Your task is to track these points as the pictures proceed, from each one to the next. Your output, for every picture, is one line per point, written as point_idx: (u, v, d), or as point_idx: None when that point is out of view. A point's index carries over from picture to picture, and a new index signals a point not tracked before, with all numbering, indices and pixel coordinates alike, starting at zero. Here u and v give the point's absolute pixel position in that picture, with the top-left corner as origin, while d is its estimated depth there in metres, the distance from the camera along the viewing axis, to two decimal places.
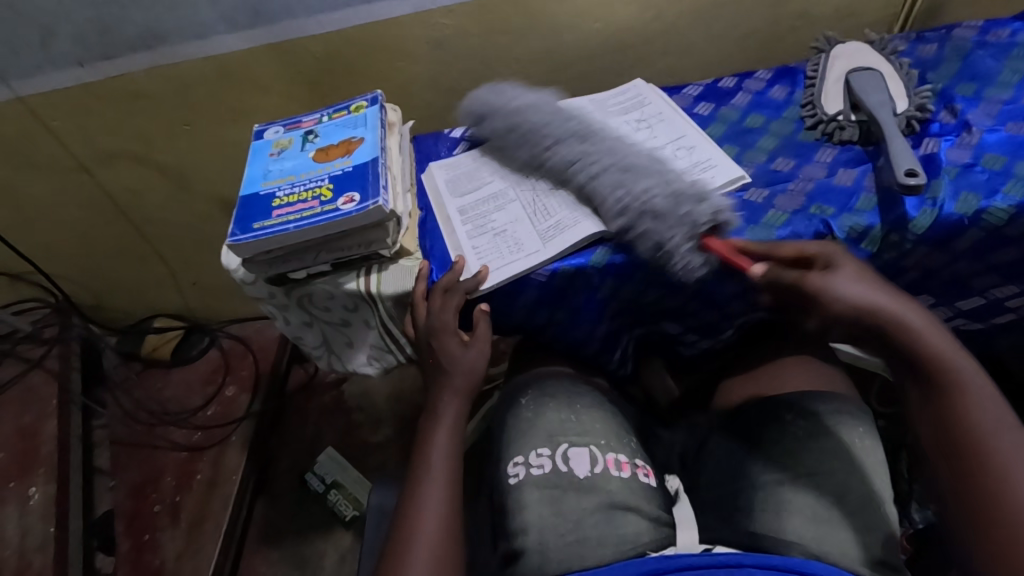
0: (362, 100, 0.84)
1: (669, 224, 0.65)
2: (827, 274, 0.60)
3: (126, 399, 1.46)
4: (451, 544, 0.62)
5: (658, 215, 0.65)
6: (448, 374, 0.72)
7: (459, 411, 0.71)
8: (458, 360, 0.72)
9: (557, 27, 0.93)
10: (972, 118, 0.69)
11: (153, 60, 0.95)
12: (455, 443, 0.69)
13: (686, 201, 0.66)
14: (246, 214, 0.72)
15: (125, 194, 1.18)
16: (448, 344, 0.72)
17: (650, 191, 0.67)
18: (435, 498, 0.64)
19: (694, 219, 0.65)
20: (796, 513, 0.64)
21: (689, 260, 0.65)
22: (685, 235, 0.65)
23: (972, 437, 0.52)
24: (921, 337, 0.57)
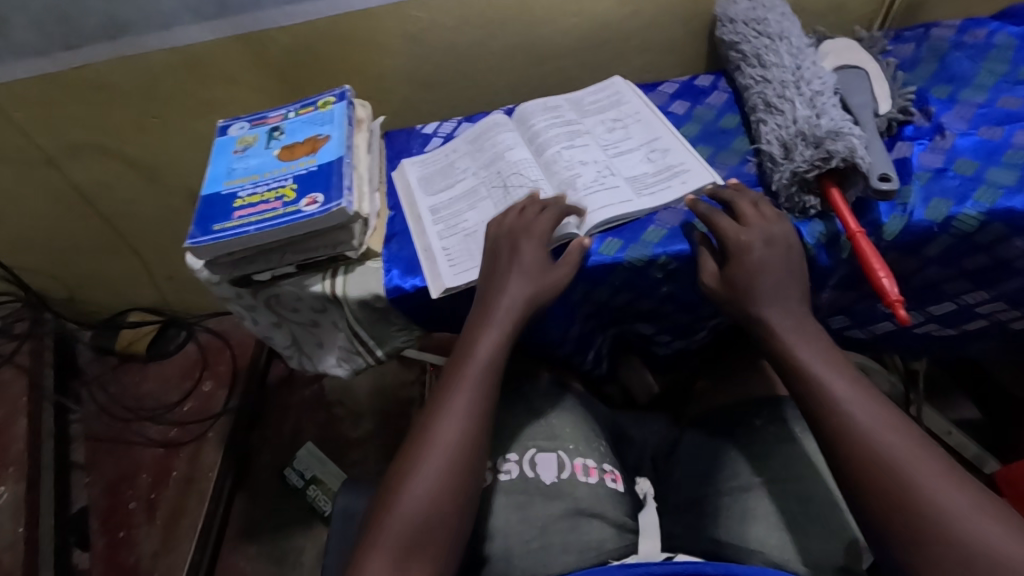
0: (330, 96, 0.82)
1: (799, 154, 0.63)
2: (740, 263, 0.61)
3: (102, 395, 1.44)
4: (454, 489, 0.57)
5: (775, 158, 0.66)
6: (500, 302, 0.64)
7: (497, 346, 0.63)
8: (511, 286, 0.64)
9: (534, 21, 0.90)
10: (946, 121, 0.68)
11: (114, 51, 0.92)
12: (488, 380, 0.62)
13: (801, 144, 0.63)
14: (207, 215, 0.71)
15: (94, 188, 1.15)
16: (521, 263, 0.65)
17: (778, 136, 0.66)
18: (448, 437, 0.59)
19: (829, 149, 0.61)
20: (761, 520, 0.64)
21: (801, 201, 0.64)
22: (808, 162, 0.62)
23: (877, 456, 0.49)
24: (806, 350, 0.56)
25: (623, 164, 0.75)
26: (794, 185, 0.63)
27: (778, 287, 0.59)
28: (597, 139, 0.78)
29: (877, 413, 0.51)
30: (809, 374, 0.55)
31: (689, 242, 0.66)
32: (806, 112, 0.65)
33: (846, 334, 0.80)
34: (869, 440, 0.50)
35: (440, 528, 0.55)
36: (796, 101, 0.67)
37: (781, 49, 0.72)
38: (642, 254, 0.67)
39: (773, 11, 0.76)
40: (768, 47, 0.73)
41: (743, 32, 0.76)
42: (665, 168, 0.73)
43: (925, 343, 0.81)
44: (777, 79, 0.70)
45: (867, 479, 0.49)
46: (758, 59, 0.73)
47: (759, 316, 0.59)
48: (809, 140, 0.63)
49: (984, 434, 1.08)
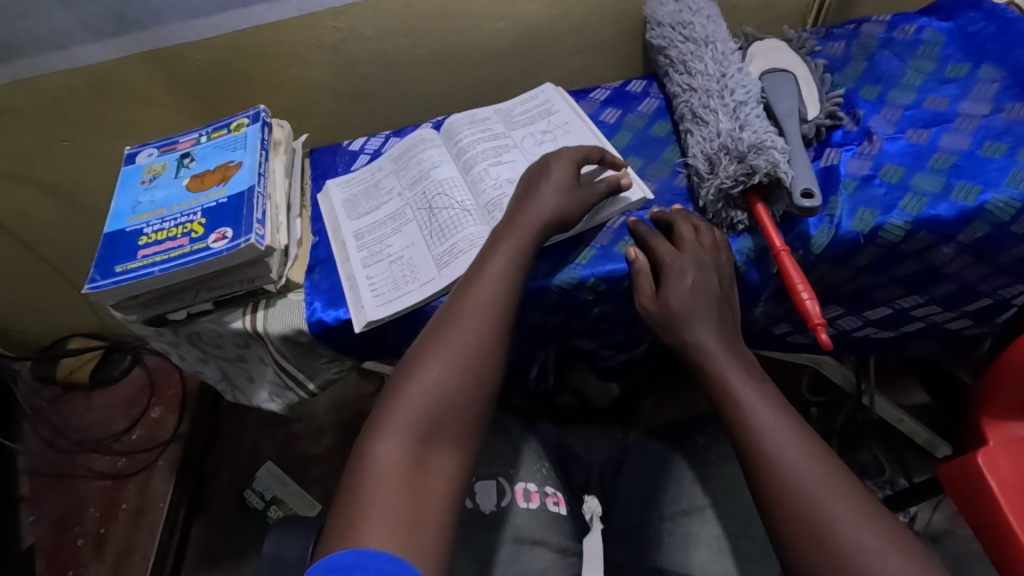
0: (244, 117, 0.77)
1: (725, 169, 0.62)
2: (674, 288, 0.58)
3: (45, 427, 1.37)
4: (468, 389, 0.53)
5: (701, 172, 0.65)
6: (544, 202, 0.62)
7: (521, 256, 0.60)
8: (547, 192, 0.63)
9: (459, 27, 0.86)
10: (873, 125, 0.67)
11: (10, 73, 0.86)
12: (510, 289, 0.58)
13: (724, 158, 0.62)
14: (108, 256, 0.66)
15: (10, 217, 1.08)
16: (555, 173, 0.64)
17: (703, 149, 0.65)
18: (467, 340, 0.55)
19: (752, 166, 0.60)
20: (704, 544, 0.64)
21: (729, 217, 0.63)
22: (732, 178, 0.61)
23: (795, 485, 0.47)
24: (739, 381, 0.53)
25: None
26: (720, 202, 0.63)
27: (706, 314, 0.57)
28: (527, 153, 0.75)
29: (812, 462, 0.48)
30: (744, 413, 0.51)
31: (618, 263, 0.65)
32: (728, 124, 0.64)
33: (786, 338, 0.78)
34: (802, 494, 0.47)
35: (454, 424, 0.52)
36: (721, 113, 0.66)
37: (707, 56, 0.71)
38: (571, 276, 0.65)
39: (699, 14, 0.75)
40: (694, 53, 0.72)
41: (670, 36, 0.75)
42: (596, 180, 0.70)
43: (866, 345, 0.80)
44: (704, 88, 0.69)
45: (796, 529, 0.46)
46: (685, 67, 0.72)
47: (695, 342, 0.56)
48: (732, 154, 0.62)
49: (938, 420, 1.09)
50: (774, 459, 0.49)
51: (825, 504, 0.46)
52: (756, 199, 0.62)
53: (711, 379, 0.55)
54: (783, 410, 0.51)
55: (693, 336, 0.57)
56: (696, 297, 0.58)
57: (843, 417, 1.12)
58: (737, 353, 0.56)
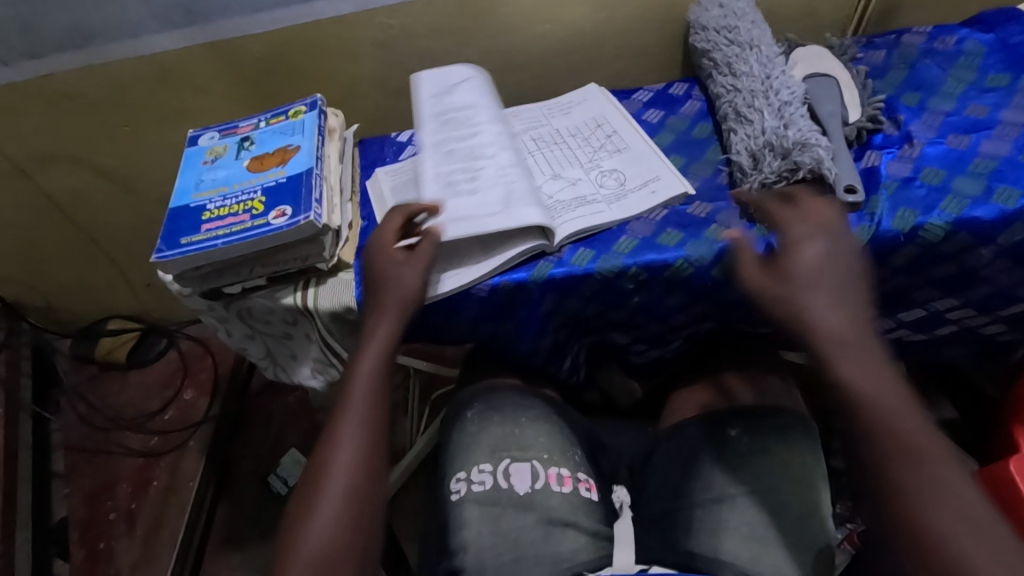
0: (301, 105, 0.81)
1: (768, 165, 0.65)
2: (802, 267, 0.56)
3: (82, 404, 1.42)
4: (359, 504, 0.57)
5: (744, 168, 0.67)
6: (379, 294, 0.65)
7: (381, 363, 0.64)
8: (392, 279, 0.64)
9: (506, 28, 0.90)
10: (914, 130, 0.68)
11: (82, 60, 0.91)
12: (375, 396, 0.62)
13: (768, 154, 0.66)
14: (173, 229, 0.69)
15: (67, 197, 1.13)
16: (383, 263, 0.65)
17: (747, 147, 0.68)
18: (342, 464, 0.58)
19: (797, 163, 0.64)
20: (734, 532, 0.64)
21: None
22: (776, 172, 0.65)
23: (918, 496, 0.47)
24: (861, 372, 0.52)
25: (601, 172, 0.74)
26: (763, 197, 0.65)
27: (837, 288, 0.55)
28: (576, 147, 0.78)
29: (936, 469, 0.48)
30: (868, 411, 0.50)
31: (661, 252, 0.66)
32: (773, 122, 0.68)
33: None
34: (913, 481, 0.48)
35: (351, 543, 0.55)
36: (765, 113, 0.69)
37: (752, 58, 0.74)
38: (614, 264, 0.67)
39: (744, 18, 0.78)
40: (739, 56, 0.75)
41: (715, 39, 0.77)
42: (638, 179, 0.73)
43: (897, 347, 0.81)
44: (747, 88, 0.72)
45: (908, 535, 0.47)
46: (729, 68, 0.75)
47: (818, 326, 0.54)
48: (776, 151, 0.65)
49: (965, 434, 1.09)
50: (903, 463, 0.48)
51: (942, 516, 0.46)
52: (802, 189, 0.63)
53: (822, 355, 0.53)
54: (911, 410, 0.51)
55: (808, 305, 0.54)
56: (833, 280, 0.55)
57: None
58: (861, 325, 0.54)
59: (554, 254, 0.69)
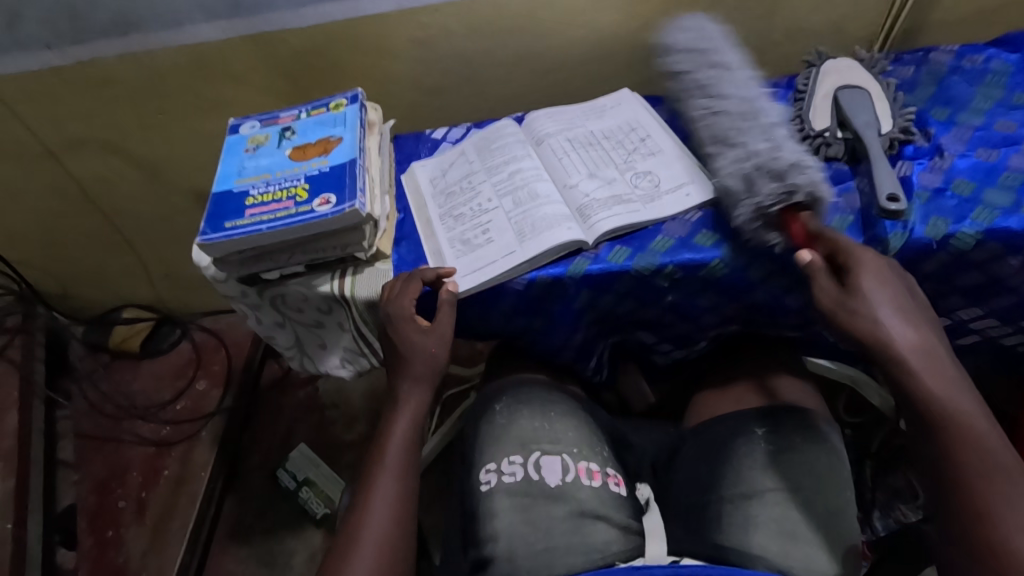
0: (342, 98, 0.83)
1: (763, 188, 0.64)
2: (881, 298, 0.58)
3: (94, 391, 1.42)
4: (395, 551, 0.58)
5: (736, 193, 0.65)
6: (405, 366, 0.67)
7: (420, 413, 0.67)
8: (417, 349, 0.67)
9: (543, 31, 0.92)
10: (944, 142, 0.71)
11: (124, 47, 0.92)
12: (412, 442, 0.65)
13: (763, 178, 0.64)
14: (218, 213, 0.70)
15: (94, 183, 1.14)
16: (405, 333, 0.68)
17: (737, 170, 0.66)
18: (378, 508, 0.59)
19: (795, 184, 0.63)
20: (763, 527, 0.65)
21: (765, 237, 0.65)
22: (775, 196, 0.63)
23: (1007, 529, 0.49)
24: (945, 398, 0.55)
25: (636, 173, 0.76)
26: (760, 221, 0.64)
27: (908, 311, 0.59)
28: (611, 148, 0.80)
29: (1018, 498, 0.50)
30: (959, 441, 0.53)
31: (697, 252, 0.68)
32: (763, 146, 0.66)
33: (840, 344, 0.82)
34: (980, 478, 0.52)
35: None
36: (748, 136, 0.68)
37: (744, 86, 0.73)
38: (651, 262, 0.68)
39: (717, 47, 0.77)
40: (718, 78, 0.74)
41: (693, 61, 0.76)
42: (672, 183, 0.74)
43: None
44: (732, 111, 0.71)
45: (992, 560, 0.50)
46: (717, 92, 0.73)
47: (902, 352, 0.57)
48: (771, 174, 0.64)
49: None
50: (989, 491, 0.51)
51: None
52: (808, 216, 0.63)
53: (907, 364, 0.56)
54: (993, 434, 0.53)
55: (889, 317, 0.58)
56: (907, 308, 0.59)
57: (878, 438, 1.11)
58: (939, 343, 0.58)
59: (590, 251, 0.70)
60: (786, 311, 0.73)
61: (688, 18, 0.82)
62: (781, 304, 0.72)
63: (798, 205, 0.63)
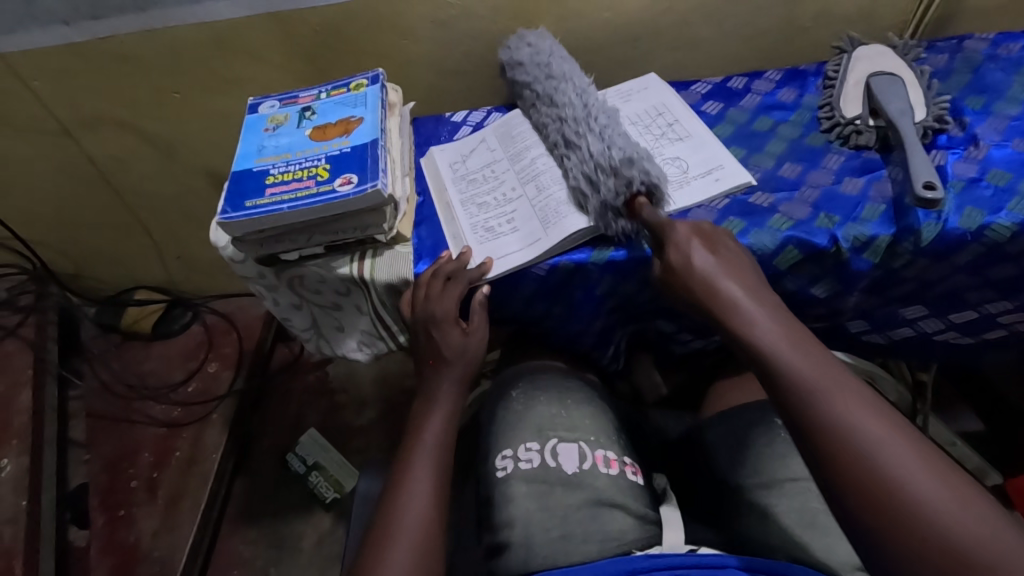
0: (362, 78, 0.81)
1: (607, 184, 0.66)
2: (699, 260, 0.59)
3: (105, 371, 1.42)
4: (437, 539, 0.57)
5: (583, 192, 0.68)
6: (447, 366, 0.67)
7: (455, 406, 0.66)
8: (457, 348, 0.68)
9: (566, 14, 0.90)
10: (980, 131, 0.69)
11: (142, 24, 0.91)
12: (449, 434, 0.64)
13: (601, 174, 0.66)
14: (238, 191, 0.70)
15: (109, 162, 1.13)
16: (447, 334, 0.68)
17: (580, 170, 0.69)
18: (420, 496, 0.58)
19: (628, 178, 0.65)
20: (782, 518, 0.64)
21: (617, 226, 0.66)
22: (613, 191, 0.65)
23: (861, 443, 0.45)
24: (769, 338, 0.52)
25: (662, 159, 0.75)
26: (607, 214, 0.66)
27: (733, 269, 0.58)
28: (636, 134, 0.78)
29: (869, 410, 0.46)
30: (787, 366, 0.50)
31: None
32: (599, 145, 0.69)
33: (861, 337, 0.81)
34: (825, 399, 0.47)
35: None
36: (588, 139, 0.70)
37: (566, 89, 0.77)
38: None
39: (555, 55, 0.81)
40: (556, 88, 0.77)
41: (533, 74, 0.80)
42: (698, 169, 0.73)
43: (942, 348, 0.81)
44: (571, 117, 0.73)
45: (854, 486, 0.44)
46: (549, 99, 0.77)
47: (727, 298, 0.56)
48: (607, 169, 0.66)
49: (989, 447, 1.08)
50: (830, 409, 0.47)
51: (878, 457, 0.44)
52: (642, 203, 0.65)
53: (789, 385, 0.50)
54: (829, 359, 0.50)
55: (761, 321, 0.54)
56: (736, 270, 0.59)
57: None
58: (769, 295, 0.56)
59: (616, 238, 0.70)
60: (811, 302, 0.72)
61: (530, 32, 0.86)
62: (806, 295, 0.71)
63: (636, 194, 0.65)
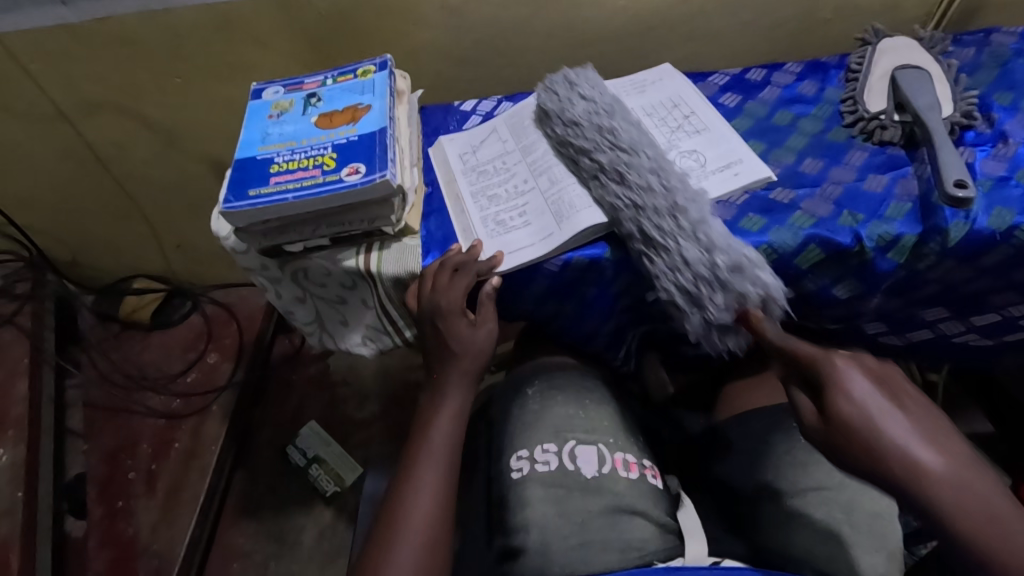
0: (370, 65, 0.79)
1: (717, 302, 0.62)
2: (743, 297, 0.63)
3: (103, 361, 1.40)
4: (442, 542, 0.55)
5: (682, 306, 0.64)
6: (454, 359, 0.65)
7: (464, 403, 0.64)
8: (463, 342, 0.65)
9: (580, 0, 0.87)
10: (1009, 128, 0.67)
11: (143, 5, 0.88)
12: (457, 431, 0.62)
13: (710, 293, 0.62)
14: (242, 180, 0.67)
15: (107, 147, 1.11)
16: (453, 326, 0.66)
17: (676, 281, 0.63)
18: (426, 496, 0.57)
19: (741, 293, 0.61)
20: (804, 526, 0.63)
21: (721, 342, 0.65)
22: (723, 307, 0.62)
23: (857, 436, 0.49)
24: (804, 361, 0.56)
25: (679, 153, 0.72)
26: (711, 330, 0.64)
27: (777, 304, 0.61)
28: (653, 127, 0.76)
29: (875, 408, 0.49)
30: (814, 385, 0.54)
31: (744, 237, 0.64)
32: (698, 249, 0.61)
33: (878, 339, 0.79)
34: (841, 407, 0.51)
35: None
36: (679, 239, 0.62)
37: (641, 163, 0.65)
38: None
39: (615, 116, 0.70)
40: (627, 161, 0.66)
41: (597, 140, 0.68)
42: (716, 164, 0.71)
43: (960, 351, 0.80)
44: (656, 207, 0.63)
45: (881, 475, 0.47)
46: (619, 173, 0.65)
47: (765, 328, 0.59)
48: (712, 282, 0.61)
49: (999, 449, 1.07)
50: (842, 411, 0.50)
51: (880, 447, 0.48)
52: (760, 317, 0.62)
53: (982, 557, 0.43)
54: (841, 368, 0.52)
55: (929, 469, 0.45)
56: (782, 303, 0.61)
57: None
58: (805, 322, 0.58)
59: None
60: (830, 303, 0.70)
61: (579, 72, 0.76)
62: (826, 295, 0.69)
63: (747, 309, 0.62)
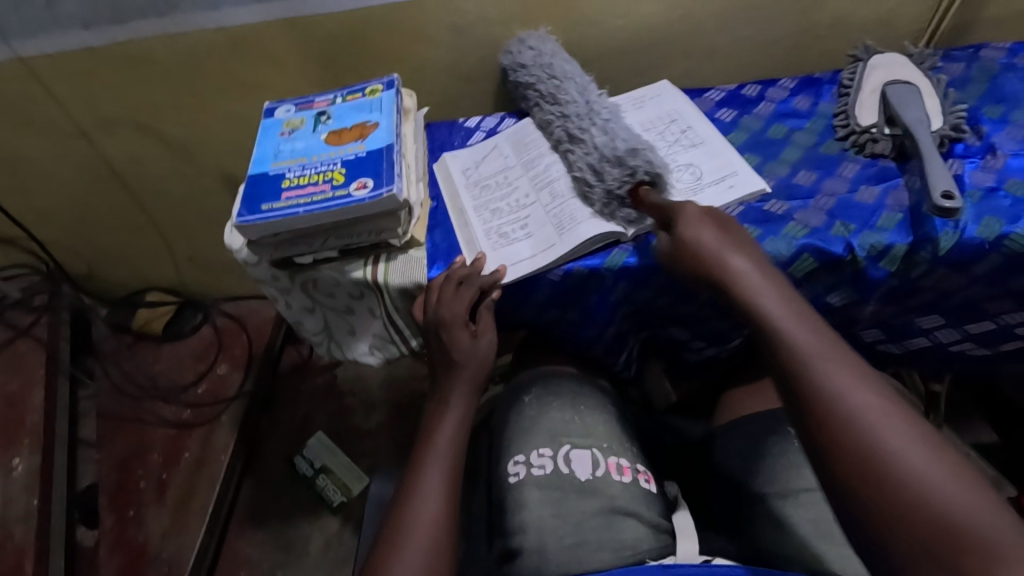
0: (378, 83, 0.82)
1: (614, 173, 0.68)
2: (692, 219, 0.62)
3: (116, 371, 1.43)
4: (449, 541, 0.56)
5: (588, 182, 0.70)
6: (456, 372, 0.67)
7: (467, 410, 0.66)
8: (464, 352, 0.67)
9: (581, 20, 0.90)
10: (997, 141, 0.69)
11: (162, 28, 0.92)
12: (460, 437, 0.64)
13: (606, 165, 0.69)
14: (254, 195, 0.70)
15: (125, 164, 1.14)
16: (455, 337, 0.67)
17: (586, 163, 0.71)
18: (432, 496, 0.58)
19: (634, 167, 0.68)
20: (798, 528, 0.65)
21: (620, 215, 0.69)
22: (619, 179, 0.68)
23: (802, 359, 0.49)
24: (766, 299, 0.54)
25: (675, 165, 0.75)
26: (610, 201, 0.69)
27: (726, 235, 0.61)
28: (649, 140, 0.78)
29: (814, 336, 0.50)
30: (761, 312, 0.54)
31: None
32: (607, 142, 0.71)
33: (876, 347, 0.81)
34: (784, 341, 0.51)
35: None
36: (592, 133, 0.73)
37: (569, 89, 0.79)
38: None
39: (557, 56, 0.84)
40: (560, 88, 0.80)
41: (536, 74, 0.82)
42: (711, 177, 0.73)
43: (958, 359, 0.81)
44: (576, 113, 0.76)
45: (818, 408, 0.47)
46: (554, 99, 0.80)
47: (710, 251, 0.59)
48: (612, 160, 0.69)
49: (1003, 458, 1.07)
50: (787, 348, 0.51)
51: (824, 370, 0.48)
52: (647, 191, 0.68)
53: (784, 356, 0.50)
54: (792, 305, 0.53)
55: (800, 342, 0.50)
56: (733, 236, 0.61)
57: None
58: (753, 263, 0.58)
59: (629, 244, 0.70)
60: (826, 311, 0.72)
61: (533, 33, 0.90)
62: (821, 303, 0.70)
63: (640, 182, 0.68)
